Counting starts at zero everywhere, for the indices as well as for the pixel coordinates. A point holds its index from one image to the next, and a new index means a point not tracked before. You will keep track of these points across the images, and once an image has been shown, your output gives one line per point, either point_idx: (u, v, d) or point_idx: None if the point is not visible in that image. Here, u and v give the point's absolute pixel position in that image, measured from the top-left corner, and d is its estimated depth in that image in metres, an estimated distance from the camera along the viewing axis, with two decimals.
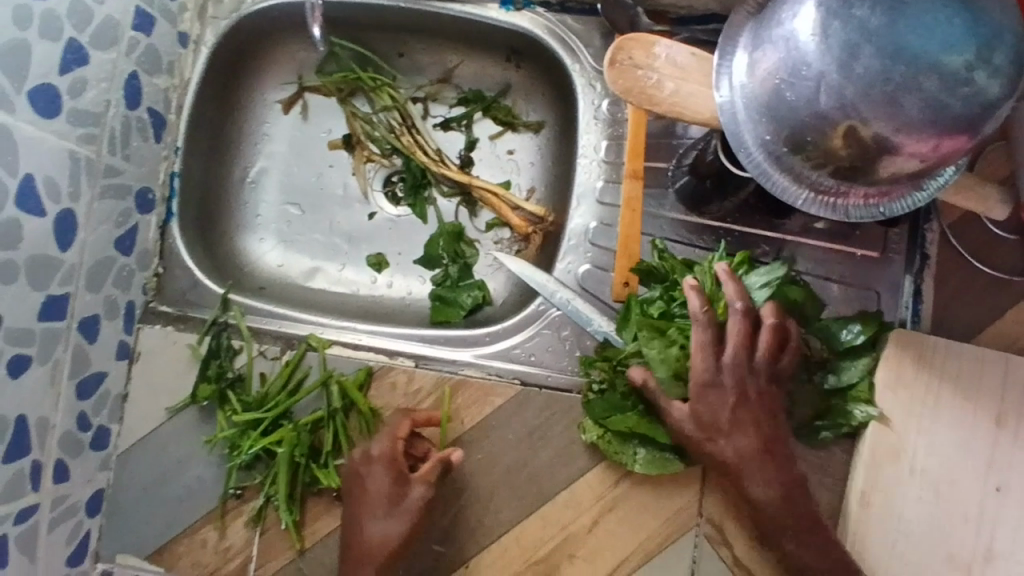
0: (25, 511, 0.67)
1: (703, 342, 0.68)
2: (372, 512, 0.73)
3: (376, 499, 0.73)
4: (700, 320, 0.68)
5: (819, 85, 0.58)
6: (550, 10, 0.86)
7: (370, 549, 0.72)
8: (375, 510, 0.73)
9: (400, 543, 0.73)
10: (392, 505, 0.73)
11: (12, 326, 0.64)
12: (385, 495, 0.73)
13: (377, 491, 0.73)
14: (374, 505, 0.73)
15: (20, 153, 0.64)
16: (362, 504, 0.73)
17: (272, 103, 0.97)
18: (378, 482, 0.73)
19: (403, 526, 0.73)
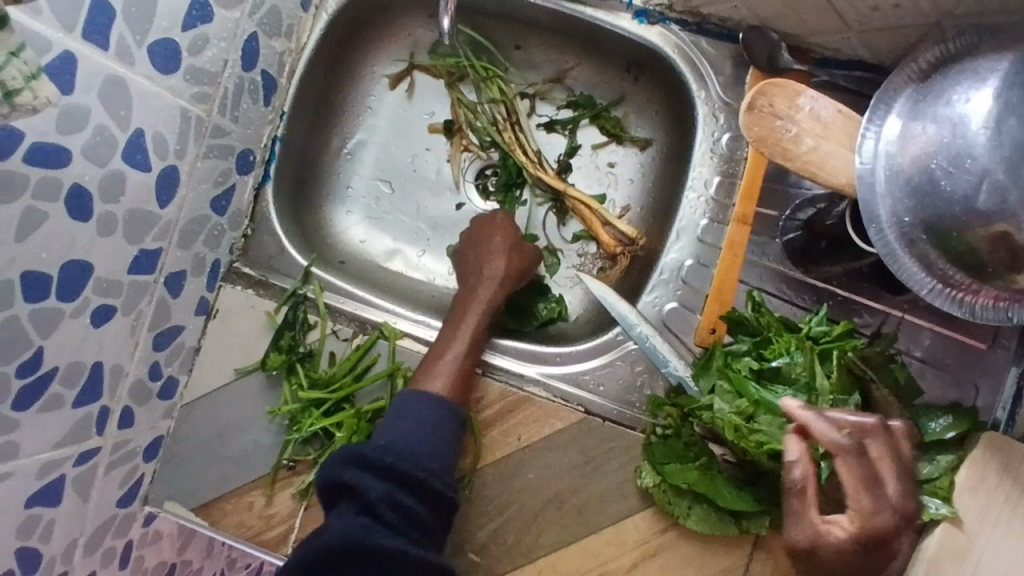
0: (87, 453, 0.70)
1: (860, 472, 0.57)
2: (497, 266, 0.83)
3: (500, 258, 0.83)
4: (845, 446, 0.57)
5: (982, 182, 0.52)
6: (685, 28, 0.80)
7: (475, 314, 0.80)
8: (495, 249, 0.84)
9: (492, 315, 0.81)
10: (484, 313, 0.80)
11: (103, 277, 0.65)
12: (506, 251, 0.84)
13: (497, 256, 0.83)
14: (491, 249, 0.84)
15: (134, 108, 0.63)
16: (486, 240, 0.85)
17: (380, 77, 0.96)
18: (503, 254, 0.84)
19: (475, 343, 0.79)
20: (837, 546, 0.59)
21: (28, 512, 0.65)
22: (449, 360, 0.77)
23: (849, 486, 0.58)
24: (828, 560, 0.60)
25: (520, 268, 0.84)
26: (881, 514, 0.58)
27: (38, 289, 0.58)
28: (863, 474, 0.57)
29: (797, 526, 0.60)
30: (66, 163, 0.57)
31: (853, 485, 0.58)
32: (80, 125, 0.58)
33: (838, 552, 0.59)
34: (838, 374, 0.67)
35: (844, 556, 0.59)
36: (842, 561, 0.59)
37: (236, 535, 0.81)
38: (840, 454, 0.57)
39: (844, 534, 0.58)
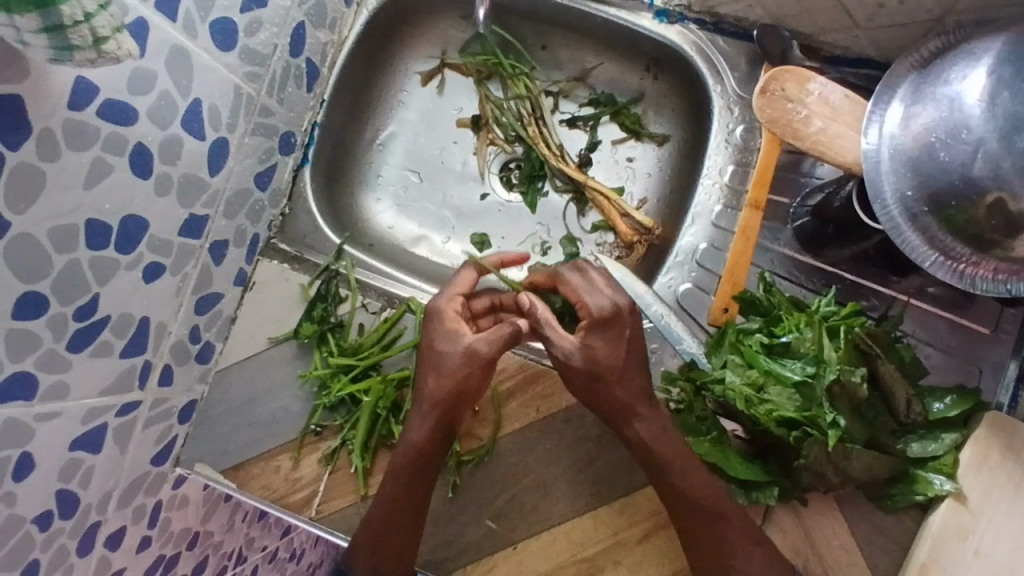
0: (129, 405, 0.74)
1: (578, 283, 0.76)
2: (444, 372, 0.75)
3: (454, 352, 0.76)
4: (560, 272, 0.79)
5: (977, 151, 0.57)
6: (703, 27, 0.86)
7: (408, 446, 0.75)
8: (435, 362, 0.76)
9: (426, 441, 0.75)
10: (434, 415, 0.75)
11: (156, 235, 0.70)
12: (460, 351, 0.75)
13: (448, 355, 0.76)
14: (435, 359, 0.76)
15: (195, 78, 0.69)
16: (437, 332, 0.77)
17: (413, 73, 1.02)
18: (456, 348, 0.76)
19: (425, 450, 0.75)
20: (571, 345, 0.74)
21: (73, 453, 0.69)
22: (385, 486, 0.75)
23: (574, 295, 0.76)
24: (602, 361, 0.73)
25: (483, 364, 0.75)
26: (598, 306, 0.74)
27: (100, 238, 0.63)
28: (575, 289, 0.76)
29: (556, 337, 0.75)
30: (133, 122, 0.63)
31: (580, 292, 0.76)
32: (147, 88, 0.64)
33: (593, 353, 0.73)
34: (845, 347, 0.70)
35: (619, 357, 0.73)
36: (603, 361, 0.73)
37: (262, 498, 0.84)
38: (558, 275, 0.78)
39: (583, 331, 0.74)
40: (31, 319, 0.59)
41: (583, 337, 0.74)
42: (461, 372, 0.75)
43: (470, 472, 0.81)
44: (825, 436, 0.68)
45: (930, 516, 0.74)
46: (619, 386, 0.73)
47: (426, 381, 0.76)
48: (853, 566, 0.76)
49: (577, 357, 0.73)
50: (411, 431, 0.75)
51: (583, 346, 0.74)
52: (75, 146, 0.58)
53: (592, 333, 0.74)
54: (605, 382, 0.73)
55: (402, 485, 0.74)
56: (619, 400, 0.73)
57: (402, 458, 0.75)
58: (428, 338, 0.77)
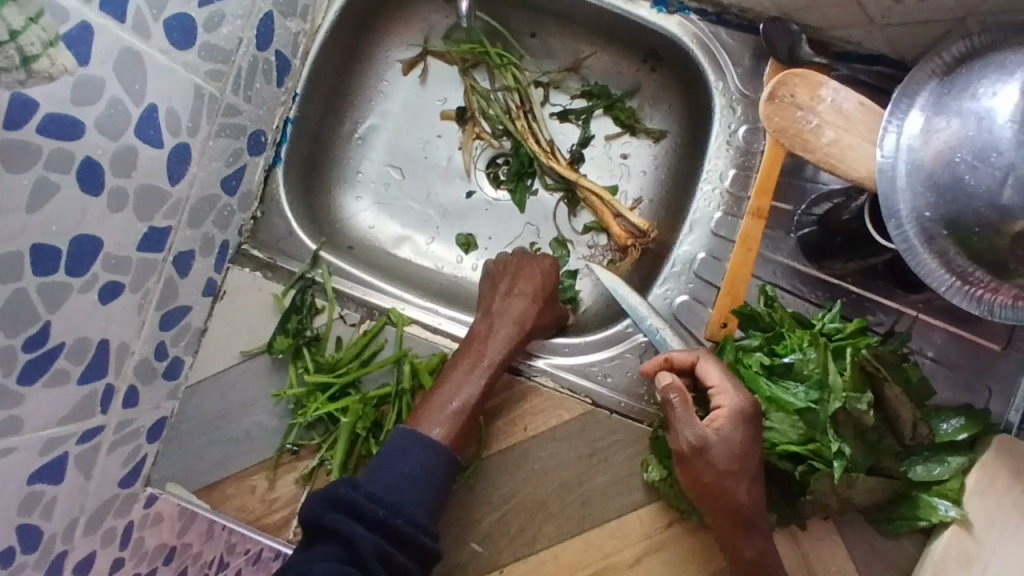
0: (92, 431, 0.70)
1: (720, 374, 0.68)
2: (532, 311, 0.79)
3: (537, 303, 0.80)
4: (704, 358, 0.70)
5: (1007, 177, 0.51)
6: (705, 18, 0.79)
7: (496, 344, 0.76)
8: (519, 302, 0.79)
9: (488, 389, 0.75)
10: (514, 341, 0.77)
11: (112, 253, 0.65)
12: (545, 308, 0.80)
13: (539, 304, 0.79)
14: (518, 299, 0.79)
15: (149, 82, 0.62)
16: (516, 282, 0.80)
17: (393, 62, 0.95)
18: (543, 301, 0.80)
19: (500, 362, 0.76)
20: (717, 438, 0.65)
21: (32, 487, 0.64)
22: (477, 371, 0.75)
23: (715, 382, 0.68)
24: (723, 458, 0.65)
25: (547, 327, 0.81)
26: (740, 400, 0.66)
27: (48, 262, 0.58)
28: (719, 375, 0.68)
29: (681, 426, 0.66)
30: (80, 135, 0.57)
31: (716, 379, 0.68)
32: (95, 97, 0.58)
33: (728, 449, 0.65)
34: (851, 372, 0.66)
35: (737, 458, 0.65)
36: (733, 451, 0.65)
37: (238, 518, 0.80)
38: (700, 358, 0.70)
39: (719, 423, 0.66)
40: None
41: (715, 430, 0.66)
42: (541, 311, 0.79)
43: (455, 493, 0.78)
44: (829, 467, 0.65)
45: (932, 542, 0.71)
46: (739, 484, 0.66)
47: (496, 326, 0.78)
48: None
49: (715, 447, 0.65)
50: (501, 333, 0.77)
51: (721, 440, 0.65)
52: (15, 167, 0.52)
53: (728, 426, 0.65)
54: (733, 478, 0.65)
55: (471, 401, 0.74)
56: (739, 496, 0.66)
57: (496, 348, 0.76)
58: (529, 267, 0.81)
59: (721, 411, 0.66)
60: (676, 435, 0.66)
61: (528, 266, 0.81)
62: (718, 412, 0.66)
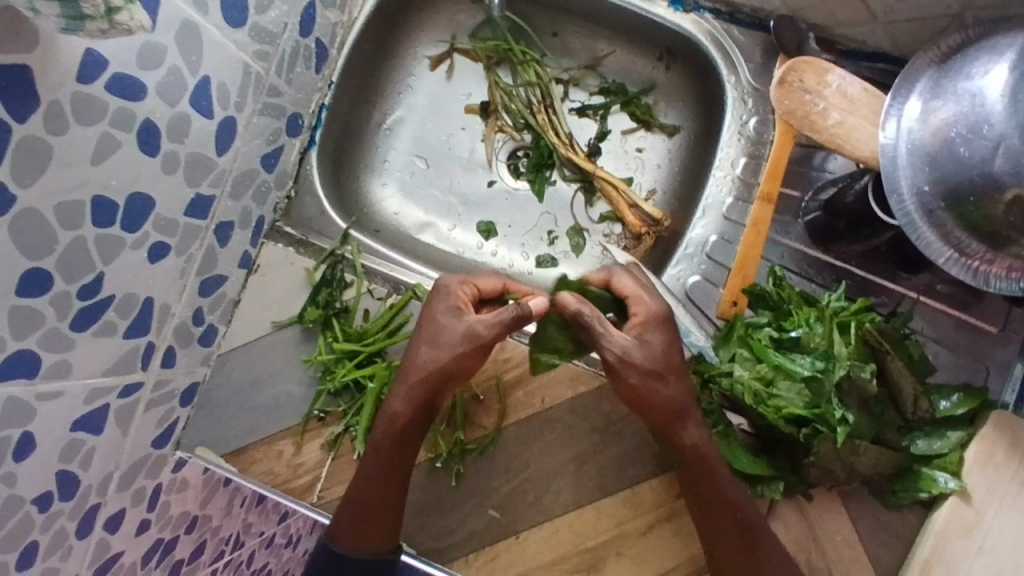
0: (131, 386, 0.73)
1: (634, 284, 0.73)
2: (437, 346, 0.72)
3: (450, 330, 0.72)
4: (614, 268, 0.75)
5: (998, 147, 0.55)
6: (719, 18, 0.84)
7: (397, 414, 0.73)
8: (429, 345, 0.73)
9: (392, 464, 0.74)
10: (393, 421, 0.73)
11: (162, 215, 0.69)
12: (460, 332, 0.72)
13: (449, 330, 0.72)
14: (428, 339, 0.73)
15: (205, 56, 0.67)
16: (422, 330, 0.74)
17: (422, 58, 1.00)
18: (459, 327, 0.72)
19: (386, 450, 0.73)
20: (637, 339, 0.69)
21: (74, 434, 0.68)
22: (380, 449, 0.74)
23: (630, 292, 0.73)
24: (650, 359, 0.68)
25: (477, 349, 0.71)
26: (653, 306, 0.72)
27: (106, 215, 0.62)
28: (630, 286, 0.73)
29: (611, 335, 0.68)
30: (141, 98, 0.62)
31: (631, 288, 0.73)
32: (157, 63, 0.62)
33: (654, 351, 0.69)
34: (855, 344, 0.71)
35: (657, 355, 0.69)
36: (653, 349, 0.69)
37: (264, 483, 0.83)
38: (613, 272, 0.75)
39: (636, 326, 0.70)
40: (35, 297, 0.58)
41: (637, 335, 0.70)
42: (430, 370, 0.72)
43: (473, 460, 0.81)
44: (835, 432, 0.68)
45: (933, 513, 0.74)
46: (668, 383, 0.68)
47: (411, 363, 0.73)
48: (854, 561, 0.76)
49: (639, 350, 0.68)
50: (382, 415, 0.74)
51: (643, 343, 0.69)
52: (83, 121, 0.57)
53: (653, 328, 0.70)
54: (660, 378, 0.68)
55: (377, 498, 0.73)
56: (672, 398, 0.68)
57: (380, 430, 0.74)
58: (427, 314, 0.74)
59: (638, 318, 0.71)
60: (602, 347, 0.68)
61: (440, 298, 0.75)
62: (635, 318, 0.71)
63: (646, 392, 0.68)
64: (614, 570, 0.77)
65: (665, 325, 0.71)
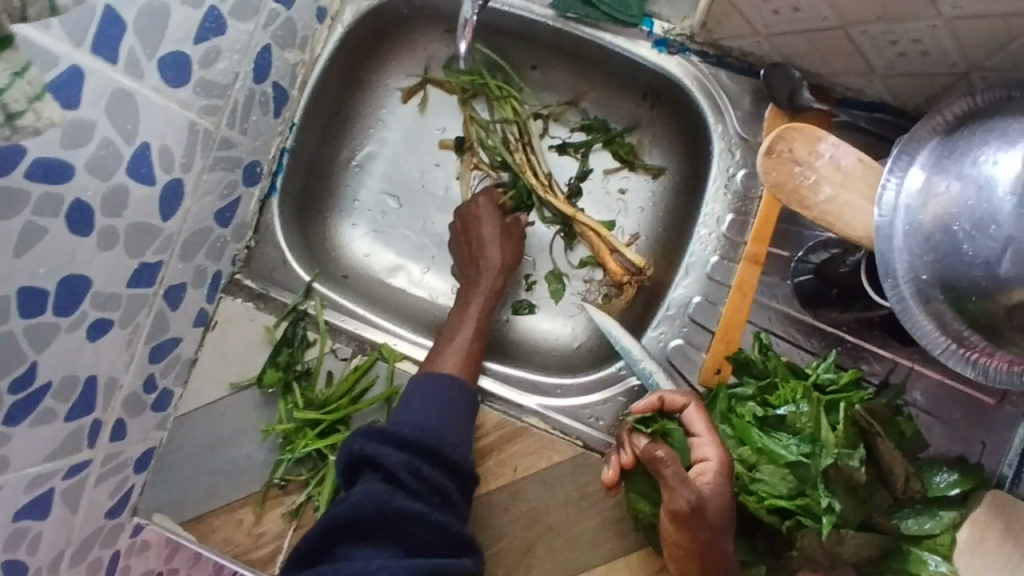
0: (78, 465, 0.69)
1: (707, 426, 0.68)
2: (502, 250, 0.85)
3: (502, 242, 0.86)
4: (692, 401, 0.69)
5: (1005, 249, 0.50)
6: (705, 60, 0.78)
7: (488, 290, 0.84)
8: (489, 237, 0.85)
9: (479, 330, 0.81)
10: (482, 331, 0.82)
11: (101, 291, 0.64)
12: (497, 234, 0.86)
13: (506, 244, 0.85)
14: (484, 237, 0.85)
15: (142, 122, 0.62)
16: (477, 226, 0.86)
17: (393, 90, 0.94)
18: (509, 236, 0.86)
19: (472, 372, 0.79)
20: (709, 493, 0.63)
21: (16, 524, 0.64)
22: (466, 336, 0.80)
23: (701, 435, 0.67)
24: (718, 515, 0.63)
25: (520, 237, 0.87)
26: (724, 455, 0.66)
27: (35, 304, 0.57)
28: (705, 427, 0.68)
29: (680, 485, 0.62)
30: (69, 178, 0.56)
31: (701, 428, 0.68)
32: (86, 139, 0.56)
33: (722, 506, 0.64)
34: (844, 428, 0.65)
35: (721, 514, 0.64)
36: (723, 507, 0.64)
37: (223, 552, 0.80)
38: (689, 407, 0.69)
39: (707, 478, 0.64)
40: None
41: (709, 486, 0.64)
42: (502, 271, 0.85)
43: None
44: (818, 523, 0.65)
45: None
46: (726, 543, 0.64)
47: (473, 282, 0.84)
48: None
49: (710, 503, 0.63)
50: (454, 352, 0.79)
51: (717, 498, 0.64)
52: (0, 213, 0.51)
53: (719, 478, 0.64)
54: (721, 534, 0.63)
55: (471, 351, 0.80)
56: (725, 554, 0.64)
57: (468, 348, 0.79)
58: (480, 231, 0.86)
59: (709, 465, 0.65)
60: (674, 496, 0.62)
61: (480, 216, 0.86)
62: (706, 466, 0.65)
63: (701, 547, 0.63)
64: None
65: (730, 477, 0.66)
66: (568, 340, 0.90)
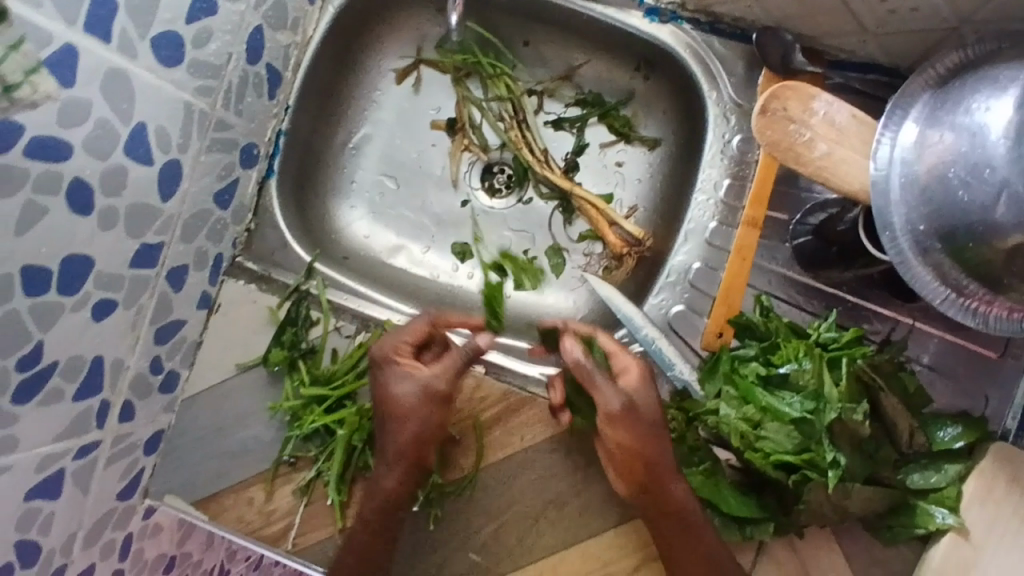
0: (88, 446, 0.70)
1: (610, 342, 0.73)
2: (404, 429, 0.72)
3: (408, 394, 0.72)
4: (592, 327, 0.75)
5: (1001, 193, 0.50)
6: (698, 28, 0.78)
7: (385, 495, 0.73)
8: (395, 441, 0.73)
9: (395, 499, 0.73)
10: (381, 508, 0.73)
11: (104, 271, 0.64)
12: (411, 394, 0.72)
13: (406, 397, 0.72)
14: (391, 423, 0.73)
15: (137, 102, 0.60)
16: (388, 380, 0.73)
17: (387, 71, 0.94)
18: (415, 389, 0.72)
19: (379, 520, 0.73)
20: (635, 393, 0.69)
21: (29, 504, 0.65)
22: (370, 514, 0.73)
23: (613, 351, 0.72)
24: (647, 414, 0.69)
25: (442, 399, 0.73)
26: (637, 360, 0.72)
27: (38, 284, 0.57)
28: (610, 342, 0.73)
29: (604, 390, 0.69)
30: (67, 158, 0.55)
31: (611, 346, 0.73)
32: (82, 118, 0.56)
33: (647, 407, 0.69)
34: (847, 382, 0.67)
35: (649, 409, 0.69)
36: (651, 403, 0.69)
37: (235, 530, 0.81)
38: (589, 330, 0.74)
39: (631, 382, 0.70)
40: None
41: (630, 390, 0.70)
42: (407, 447, 0.72)
43: (453, 504, 0.78)
44: (825, 477, 0.66)
45: (929, 550, 0.72)
46: (662, 438, 0.69)
47: (388, 433, 0.73)
48: None
49: (640, 404, 0.69)
50: (359, 526, 0.73)
51: (637, 397, 0.69)
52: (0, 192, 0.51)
53: (641, 381, 0.70)
54: (656, 433, 0.69)
55: (375, 527, 0.73)
56: (664, 453, 0.69)
57: (369, 514, 0.73)
58: (381, 388, 0.73)
59: (629, 374, 0.71)
60: (606, 398, 0.68)
61: (382, 365, 0.73)
62: (628, 373, 0.71)
63: (642, 447, 0.68)
64: None
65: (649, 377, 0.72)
66: (569, 312, 0.91)
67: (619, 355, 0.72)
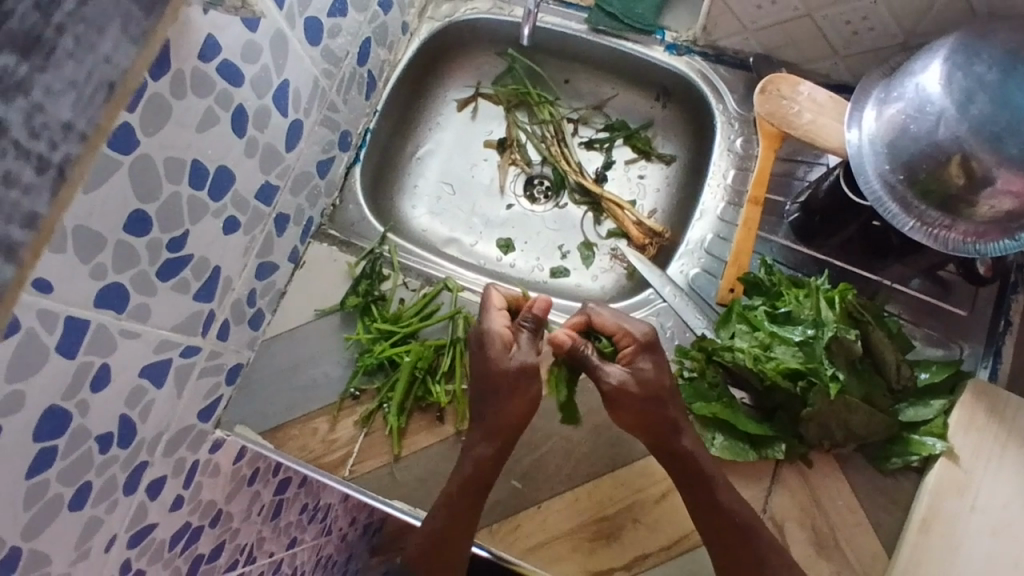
0: (192, 348, 0.80)
1: (612, 316, 0.83)
2: (500, 405, 0.80)
3: (509, 368, 0.80)
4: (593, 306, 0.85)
5: (939, 120, 0.69)
6: (706, 59, 1.00)
7: (486, 463, 0.79)
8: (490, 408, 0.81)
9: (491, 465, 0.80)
10: (474, 473, 0.79)
11: (239, 193, 0.79)
12: (517, 365, 0.80)
13: (510, 369, 0.80)
14: (490, 390, 0.81)
15: (286, 62, 0.80)
16: (489, 359, 0.81)
17: (450, 100, 1.16)
18: (516, 364, 0.81)
19: (462, 486, 0.79)
20: (622, 374, 0.79)
21: (139, 381, 0.73)
22: (462, 476, 0.79)
23: (612, 328, 0.83)
24: (641, 386, 0.78)
25: (533, 370, 0.81)
26: (637, 332, 0.81)
27: (198, 179, 0.72)
28: (613, 319, 0.83)
29: (603, 369, 0.79)
30: (240, 85, 0.73)
31: (612, 324, 0.83)
32: (254, 59, 0.74)
33: (641, 377, 0.78)
34: (839, 311, 0.80)
35: (640, 384, 0.78)
36: (643, 377, 0.78)
37: (299, 458, 0.89)
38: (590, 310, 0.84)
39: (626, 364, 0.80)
40: (136, 236, 0.67)
41: (630, 364, 0.80)
42: (512, 416, 0.80)
43: None
44: (825, 386, 0.77)
45: (925, 476, 0.81)
46: (663, 407, 0.78)
47: (491, 406, 0.80)
48: (857, 526, 0.81)
49: (629, 385, 0.78)
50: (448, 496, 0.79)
51: (631, 372, 0.79)
52: (198, 92, 0.68)
53: (636, 358, 0.80)
54: (656, 401, 0.77)
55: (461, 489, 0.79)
56: (665, 416, 0.77)
57: (462, 474, 0.79)
58: (489, 365, 0.81)
59: (629, 348, 0.81)
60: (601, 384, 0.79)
61: (488, 345, 0.82)
62: (627, 351, 0.81)
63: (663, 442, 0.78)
64: (631, 537, 0.83)
65: (655, 350, 0.81)
66: (598, 294, 1.05)
67: (620, 331, 0.82)
